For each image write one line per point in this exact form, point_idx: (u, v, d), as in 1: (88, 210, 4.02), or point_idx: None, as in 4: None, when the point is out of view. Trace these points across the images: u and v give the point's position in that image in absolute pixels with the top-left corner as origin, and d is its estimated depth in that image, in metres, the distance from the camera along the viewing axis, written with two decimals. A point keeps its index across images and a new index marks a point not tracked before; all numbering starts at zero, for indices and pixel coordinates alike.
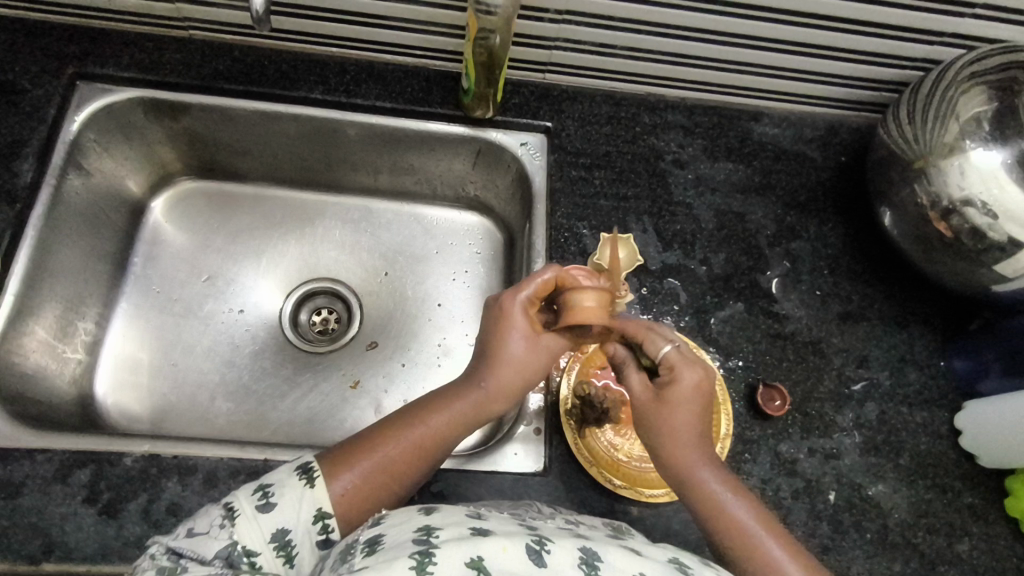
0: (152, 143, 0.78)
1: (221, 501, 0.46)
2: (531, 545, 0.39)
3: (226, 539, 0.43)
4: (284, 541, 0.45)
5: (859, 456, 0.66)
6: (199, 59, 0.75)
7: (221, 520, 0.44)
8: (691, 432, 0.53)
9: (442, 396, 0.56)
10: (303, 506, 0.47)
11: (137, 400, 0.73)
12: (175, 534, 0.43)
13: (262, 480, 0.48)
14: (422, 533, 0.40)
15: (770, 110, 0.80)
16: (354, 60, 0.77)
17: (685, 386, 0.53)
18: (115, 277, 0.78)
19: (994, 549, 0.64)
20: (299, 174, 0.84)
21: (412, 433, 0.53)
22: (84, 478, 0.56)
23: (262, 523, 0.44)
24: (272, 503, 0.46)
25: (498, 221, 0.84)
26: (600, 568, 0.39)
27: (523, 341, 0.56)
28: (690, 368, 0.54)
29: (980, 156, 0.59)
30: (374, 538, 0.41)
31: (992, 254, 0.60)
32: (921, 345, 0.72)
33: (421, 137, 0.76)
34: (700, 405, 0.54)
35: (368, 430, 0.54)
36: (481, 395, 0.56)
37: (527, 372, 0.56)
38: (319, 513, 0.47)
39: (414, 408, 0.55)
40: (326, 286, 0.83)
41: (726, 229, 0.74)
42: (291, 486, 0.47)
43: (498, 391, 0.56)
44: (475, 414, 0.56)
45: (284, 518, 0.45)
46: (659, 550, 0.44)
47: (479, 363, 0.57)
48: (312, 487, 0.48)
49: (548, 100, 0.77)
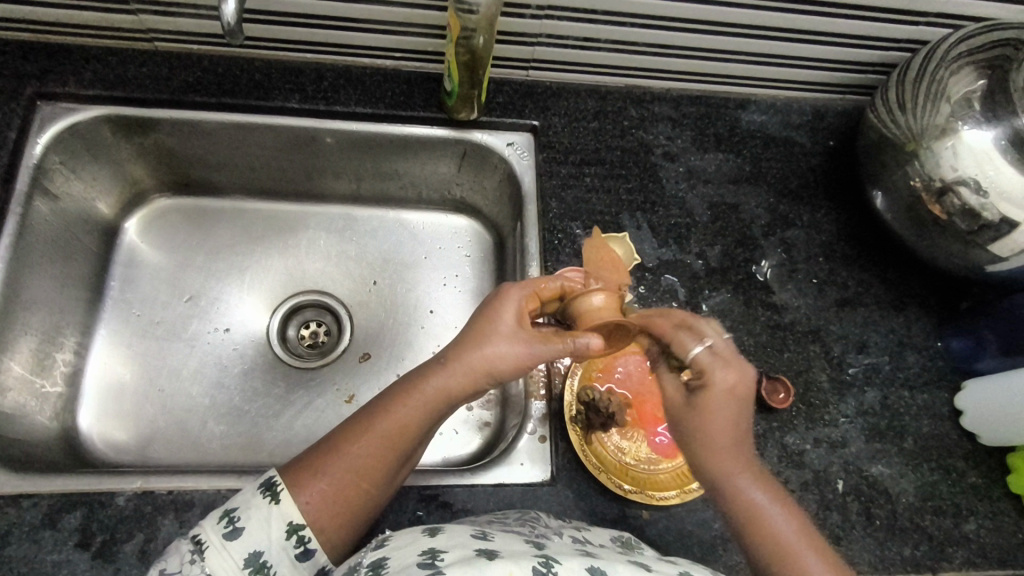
0: (121, 161, 0.75)
1: (189, 533, 0.46)
2: (538, 567, 0.37)
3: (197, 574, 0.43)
4: (259, 563, 0.45)
5: (864, 443, 0.66)
6: (166, 71, 0.71)
7: (190, 555, 0.44)
8: (730, 438, 0.50)
9: (411, 384, 0.52)
10: (272, 525, 0.46)
11: (123, 429, 0.71)
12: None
13: (230, 502, 0.47)
14: (427, 557, 0.38)
15: (757, 97, 0.79)
16: (329, 65, 0.74)
17: (720, 388, 0.50)
18: (91, 303, 0.75)
19: (1000, 526, 0.65)
20: (279, 185, 0.81)
21: (379, 428, 0.50)
22: (75, 521, 0.54)
23: (232, 551, 0.45)
24: (239, 528, 0.45)
25: (487, 222, 0.83)
26: None
27: (504, 330, 0.53)
28: (725, 369, 0.50)
29: (972, 136, 0.59)
30: (378, 560, 0.40)
31: (986, 234, 0.60)
32: (918, 327, 0.72)
33: (404, 142, 0.74)
34: (737, 409, 0.50)
35: (339, 427, 0.51)
36: (450, 381, 0.51)
37: (503, 361, 0.52)
38: (293, 526, 0.46)
39: (383, 398, 0.52)
40: (314, 298, 0.80)
41: (720, 221, 0.73)
42: (257, 506, 0.46)
43: (470, 377, 0.52)
44: (447, 401, 0.52)
45: (255, 541, 0.45)
46: (668, 566, 0.43)
47: (453, 348, 0.53)
48: (278, 502, 0.46)
49: (532, 98, 0.76)
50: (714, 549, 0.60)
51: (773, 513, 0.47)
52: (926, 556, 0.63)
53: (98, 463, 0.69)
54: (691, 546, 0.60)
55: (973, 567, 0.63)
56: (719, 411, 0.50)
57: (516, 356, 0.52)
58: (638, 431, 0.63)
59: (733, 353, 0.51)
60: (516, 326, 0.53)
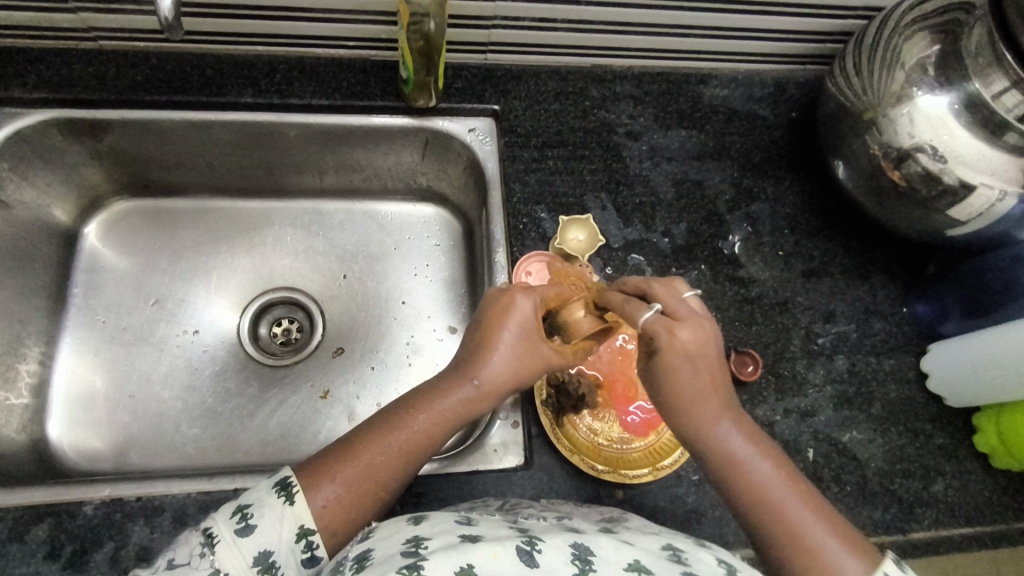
0: (76, 166, 0.73)
1: (201, 526, 0.46)
2: (522, 547, 0.38)
3: (205, 568, 0.43)
4: (267, 563, 0.44)
5: (833, 411, 0.67)
6: (113, 71, 0.69)
7: (200, 549, 0.44)
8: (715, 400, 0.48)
9: (429, 392, 0.52)
10: (284, 525, 0.45)
11: (95, 437, 0.70)
12: (156, 568, 0.44)
13: (244, 500, 0.47)
14: (411, 545, 0.38)
15: (719, 71, 0.79)
16: (283, 57, 0.73)
17: (681, 346, 0.48)
18: (54, 312, 0.73)
19: (968, 485, 0.66)
20: (242, 182, 0.80)
21: (397, 436, 0.49)
22: (43, 533, 0.54)
23: (243, 548, 0.44)
24: (251, 525, 0.45)
25: (455, 209, 0.82)
26: (594, 563, 0.38)
27: (516, 338, 0.53)
28: (679, 328, 0.48)
29: (927, 102, 0.59)
30: (363, 553, 0.40)
31: (945, 199, 0.60)
32: (883, 294, 0.73)
33: (366, 132, 0.73)
34: (705, 368, 0.48)
35: (353, 432, 0.51)
36: (470, 391, 0.52)
37: (519, 369, 0.53)
38: (303, 530, 0.46)
39: (399, 405, 0.52)
40: (283, 295, 0.79)
41: (685, 198, 0.73)
42: (270, 505, 0.46)
43: (486, 388, 0.52)
44: (465, 413, 0.52)
45: (265, 540, 0.45)
46: (650, 538, 0.43)
47: (467, 359, 0.53)
48: (293, 503, 0.46)
49: (492, 81, 0.75)
50: (688, 523, 0.61)
51: (766, 474, 0.45)
52: (896, 518, 0.64)
53: (69, 472, 0.68)
54: (665, 521, 0.61)
55: (941, 526, 0.64)
56: (688, 375, 0.48)
57: (530, 366, 0.53)
58: (609, 411, 0.63)
59: (685, 311, 0.50)
60: (523, 336, 0.53)
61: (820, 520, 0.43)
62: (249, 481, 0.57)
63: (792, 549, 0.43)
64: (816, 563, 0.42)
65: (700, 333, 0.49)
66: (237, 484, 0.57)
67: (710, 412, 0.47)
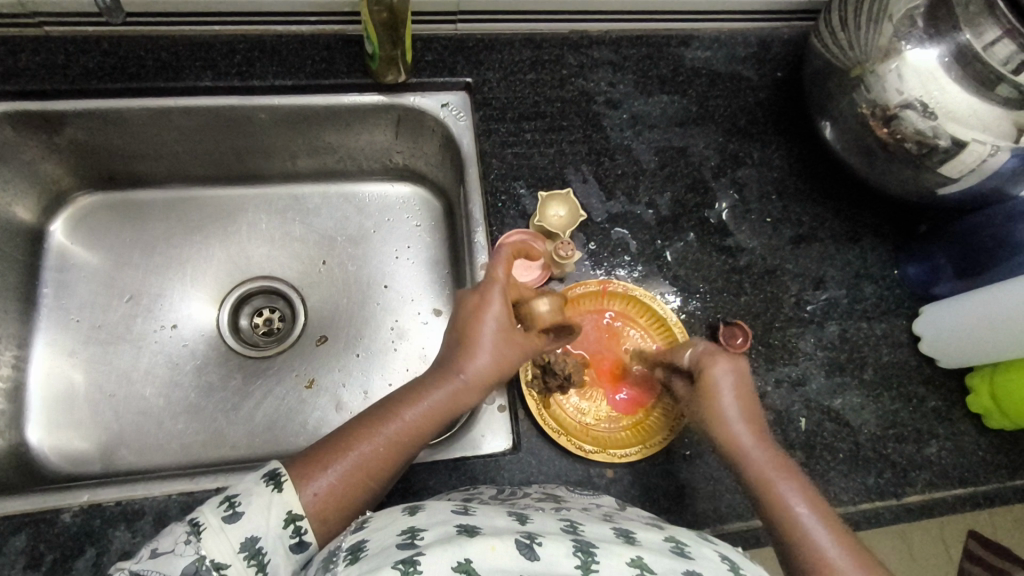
0: (34, 163, 0.70)
1: (187, 516, 0.43)
2: (521, 540, 0.37)
3: (191, 555, 0.41)
4: (254, 549, 0.42)
5: (825, 377, 0.66)
6: (63, 59, 0.66)
7: (185, 536, 0.42)
8: (749, 428, 0.53)
9: (416, 387, 0.52)
10: (272, 512, 0.44)
11: (77, 439, 0.69)
12: (140, 557, 0.42)
13: (232, 488, 0.45)
14: (407, 537, 0.37)
15: (701, 32, 0.75)
16: (243, 37, 0.69)
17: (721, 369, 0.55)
18: (25, 315, 0.71)
19: (961, 446, 0.66)
20: (210, 170, 0.77)
21: (389, 427, 0.49)
22: (21, 543, 0.53)
23: (229, 535, 0.42)
24: (238, 513, 0.43)
25: (434, 188, 0.79)
26: (596, 554, 0.37)
27: (500, 330, 0.53)
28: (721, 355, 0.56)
29: (917, 55, 0.56)
30: (356, 544, 0.38)
31: (935, 157, 0.58)
32: (874, 256, 0.71)
33: (336, 112, 0.70)
34: (743, 395, 0.55)
35: (343, 426, 0.51)
36: (457, 384, 0.52)
37: (504, 362, 0.53)
38: (291, 516, 0.44)
39: (388, 400, 0.52)
40: (262, 285, 0.77)
41: (669, 166, 0.71)
42: (259, 493, 0.44)
43: (472, 381, 0.53)
44: (453, 406, 0.52)
45: (252, 527, 0.43)
46: (652, 531, 0.42)
47: (454, 353, 0.53)
48: (281, 491, 0.45)
49: (463, 53, 0.71)
50: (680, 499, 0.60)
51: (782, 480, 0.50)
52: (889, 483, 0.64)
53: (52, 476, 0.67)
54: (658, 497, 0.60)
55: (935, 489, 0.64)
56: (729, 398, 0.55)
57: (511, 357, 0.54)
58: (596, 390, 0.64)
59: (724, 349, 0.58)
60: (502, 328, 0.53)
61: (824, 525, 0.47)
62: (232, 479, 0.56)
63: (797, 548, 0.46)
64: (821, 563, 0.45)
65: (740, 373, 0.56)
66: (220, 483, 0.56)
67: (743, 434, 0.53)
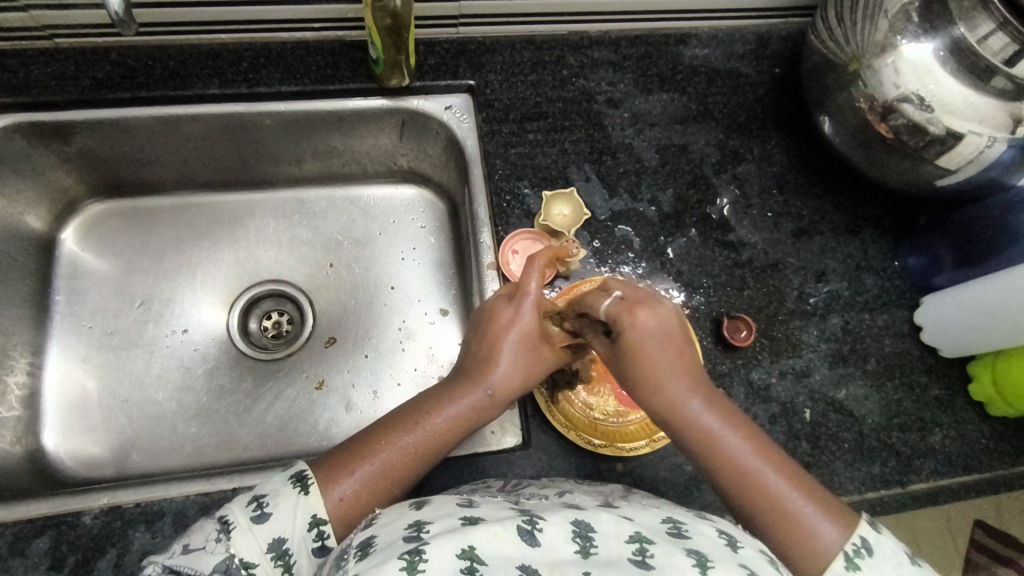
0: (46, 173, 0.71)
1: (216, 513, 0.45)
2: (522, 527, 0.38)
3: (222, 554, 0.42)
4: (281, 550, 0.43)
5: (828, 369, 0.67)
6: (73, 69, 0.67)
7: (216, 534, 0.43)
8: (690, 390, 0.49)
9: (440, 394, 0.54)
10: (298, 514, 0.45)
11: (92, 444, 0.70)
12: (171, 552, 0.43)
13: (259, 488, 0.46)
14: (413, 530, 0.38)
15: (700, 30, 0.76)
16: (248, 44, 0.70)
17: (644, 328, 0.50)
18: (39, 322, 0.72)
19: (965, 434, 0.67)
20: (217, 176, 0.78)
21: (413, 434, 0.50)
22: (44, 545, 0.54)
23: (258, 535, 0.43)
24: (267, 513, 0.44)
25: (438, 189, 0.80)
26: (595, 539, 0.38)
27: (524, 344, 0.55)
28: (640, 311, 0.51)
29: (912, 50, 0.57)
30: (365, 540, 0.39)
31: (933, 149, 0.59)
32: (875, 248, 0.72)
33: (340, 116, 0.71)
34: (672, 346, 0.50)
35: (368, 430, 0.51)
36: (481, 396, 0.53)
37: (525, 376, 0.55)
38: (316, 520, 0.45)
39: (412, 405, 0.53)
40: (270, 288, 0.78)
41: (670, 164, 0.72)
42: (286, 495, 0.45)
43: (496, 394, 0.54)
44: (475, 418, 0.53)
45: (280, 528, 0.44)
46: (651, 513, 0.42)
47: (479, 364, 0.55)
48: (308, 494, 0.46)
49: (465, 56, 0.72)
50: (689, 491, 0.61)
51: (736, 449, 0.47)
52: (894, 472, 0.65)
53: (68, 480, 0.68)
54: (666, 490, 0.61)
55: (939, 476, 0.65)
56: (658, 354, 0.50)
57: (533, 373, 0.56)
58: (604, 386, 0.64)
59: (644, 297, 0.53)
60: (527, 343, 0.55)
61: (786, 481, 0.46)
62: (248, 479, 0.57)
63: (767, 514, 0.45)
64: (792, 526, 0.44)
65: (657, 320, 0.51)
66: (236, 483, 0.57)
67: (683, 395, 0.48)
